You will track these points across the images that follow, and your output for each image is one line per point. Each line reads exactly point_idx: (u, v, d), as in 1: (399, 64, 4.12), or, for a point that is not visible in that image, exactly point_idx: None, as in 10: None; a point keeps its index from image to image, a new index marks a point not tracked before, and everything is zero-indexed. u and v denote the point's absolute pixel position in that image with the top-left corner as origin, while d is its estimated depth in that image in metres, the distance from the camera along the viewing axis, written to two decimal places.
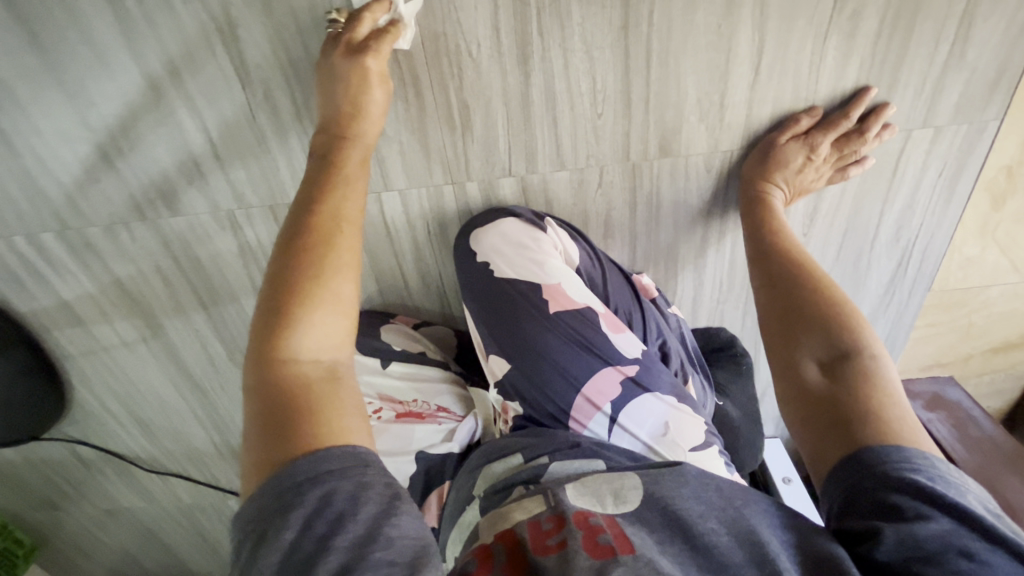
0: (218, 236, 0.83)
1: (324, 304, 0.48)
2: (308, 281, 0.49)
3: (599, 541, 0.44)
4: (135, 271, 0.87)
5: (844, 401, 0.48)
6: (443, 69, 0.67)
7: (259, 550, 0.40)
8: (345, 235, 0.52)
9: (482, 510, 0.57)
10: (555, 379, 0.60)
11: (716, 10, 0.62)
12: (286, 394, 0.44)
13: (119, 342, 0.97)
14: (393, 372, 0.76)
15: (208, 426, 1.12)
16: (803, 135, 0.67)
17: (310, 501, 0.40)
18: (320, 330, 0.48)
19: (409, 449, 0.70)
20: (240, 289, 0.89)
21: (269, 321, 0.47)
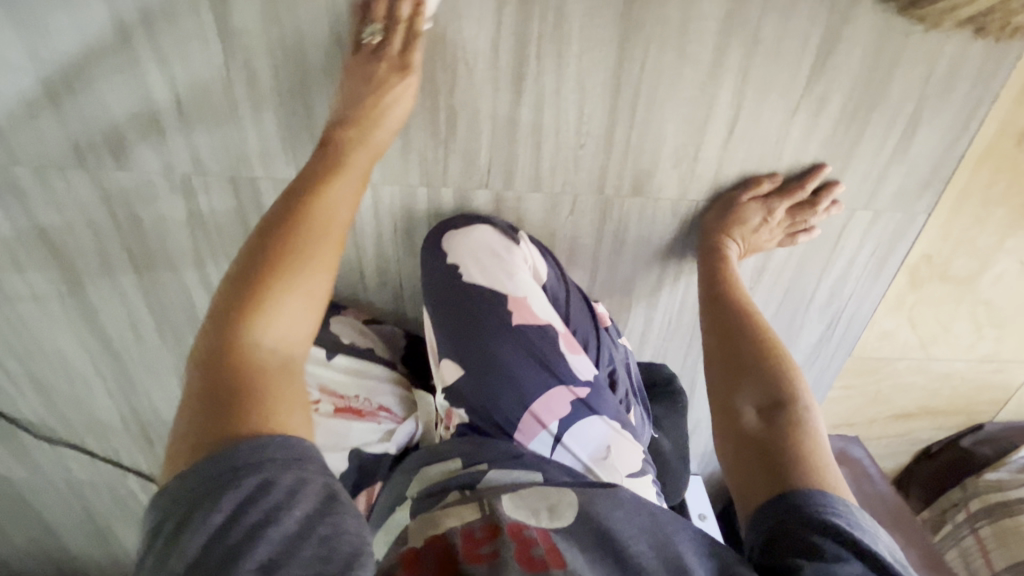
0: (166, 199, 0.77)
1: (295, 293, 0.49)
2: (277, 267, 0.50)
3: (531, 554, 0.44)
4: (63, 222, 0.80)
5: (773, 443, 0.52)
6: (436, 73, 0.67)
7: (186, 528, 0.39)
8: (317, 225, 0.53)
9: (412, 512, 0.56)
10: (506, 392, 0.60)
11: (703, 69, 0.65)
12: (237, 383, 0.44)
13: (29, 296, 0.88)
14: (337, 363, 0.73)
15: (117, 399, 1.03)
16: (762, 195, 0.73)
17: (245, 488, 0.39)
18: (285, 317, 0.48)
19: (341, 447, 0.68)
20: (181, 258, 0.83)
21: (237, 306, 0.48)
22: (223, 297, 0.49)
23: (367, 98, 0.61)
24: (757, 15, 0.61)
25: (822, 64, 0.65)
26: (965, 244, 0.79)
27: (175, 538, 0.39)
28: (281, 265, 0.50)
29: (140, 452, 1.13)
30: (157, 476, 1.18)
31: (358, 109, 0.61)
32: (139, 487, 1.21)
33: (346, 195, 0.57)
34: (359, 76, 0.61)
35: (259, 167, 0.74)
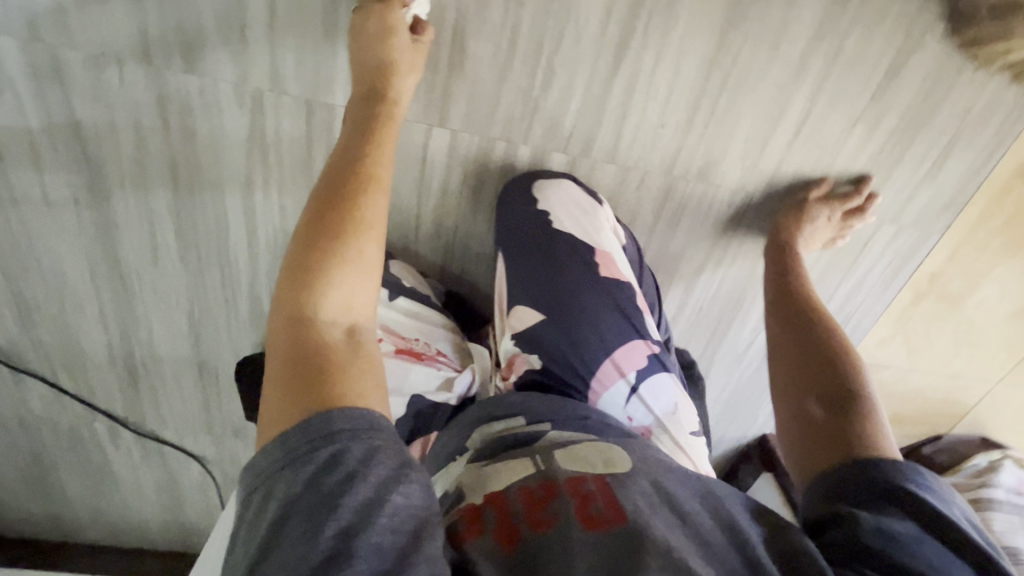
0: (230, 112, 0.73)
1: (350, 272, 0.48)
2: (325, 243, 0.49)
3: (590, 510, 0.45)
4: (105, 120, 0.73)
5: (842, 416, 0.56)
6: (546, 30, 0.68)
7: (270, 495, 0.40)
8: (360, 200, 0.51)
9: (466, 464, 0.55)
10: (592, 339, 0.61)
11: (788, 70, 0.71)
12: (307, 361, 0.44)
13: (41, 198, 0.80)
14: (397, 305, 0.71)
15: (111, 328, 0.95)
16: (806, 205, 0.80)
17: (320, 458, 0.40)
18: (345, 293, 0.47)
19: (400, 392, 0.65)
20: (229, 180, 0.79)
21: (295, 288, 0.47)
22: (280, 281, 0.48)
23: (375, 68, 0.60)
24: (846, 27, 0.68)
25: (888, 84, 0.72)
26: (962, 268, 0.90)
27: (265, 508, 0.40)
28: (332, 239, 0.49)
29: (120, 392, 1.04)
30: (132, 420, 1.09)
31: (375, 65, 0.60)
32: (108, 432, 1.11)
33: (381, 162, 0.55)
34: (365, 42, 0.61)
35: (341, 95, 0.72)
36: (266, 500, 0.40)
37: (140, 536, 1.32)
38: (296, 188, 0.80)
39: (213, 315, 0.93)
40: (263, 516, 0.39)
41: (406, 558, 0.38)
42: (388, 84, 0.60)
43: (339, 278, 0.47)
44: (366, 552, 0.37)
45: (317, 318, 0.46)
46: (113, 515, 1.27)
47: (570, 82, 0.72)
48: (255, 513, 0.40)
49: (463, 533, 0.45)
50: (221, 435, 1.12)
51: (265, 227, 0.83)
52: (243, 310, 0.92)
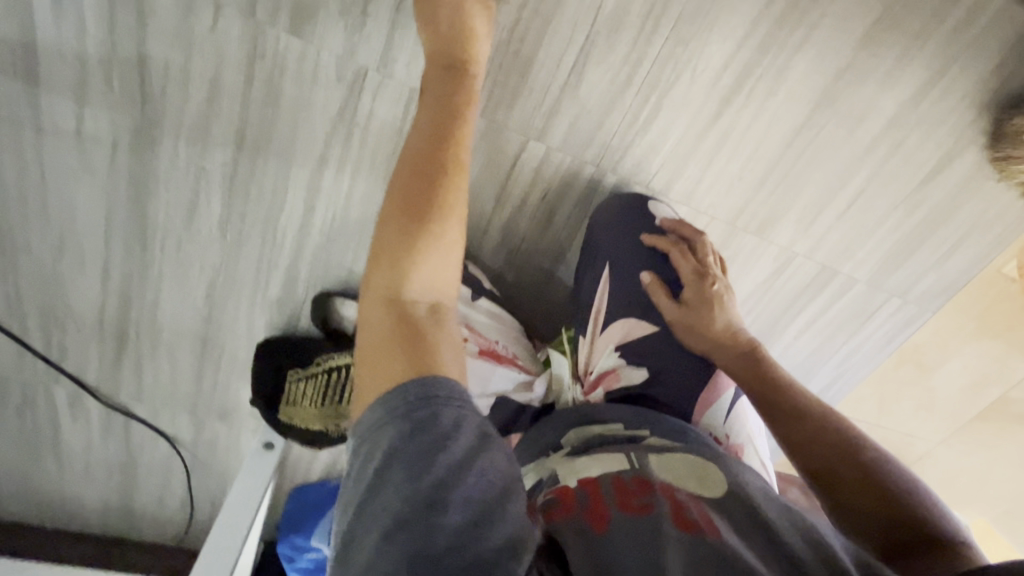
0: (324, 84, 0.69)
1: (438, 237, 0.44)
2: (416, 202, 0.45)
3: (685, 514, 0.41)
4: (179, 64, 0.66)
5: (853, 445, 0.54)
6: (664, 72, 0.71)
7: (369, 441, 0.38)
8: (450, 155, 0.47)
9: (560, 456, 0.55)
10: (689, 365, 0.65)
11: (857, 151, 0.79)
12: (399, 328, 0.41)
13: (73, 131, 0.70)
14: (479, 307, 0.77)
15: (110, 286, 0.84)
16: (675, 246, 0.71)
17: (416, 416, 0.37)
18: (433, 259, 0.44)
19: (486, 394, 0.69)
20: (300, 152, 0.73)
21: (386, 249, 0.43)
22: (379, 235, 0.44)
23: (447, 20, 0.56)
24: (912, 125, 0.77)
25: (931, 179, 0.82)
26: (940, 343, 1.03)
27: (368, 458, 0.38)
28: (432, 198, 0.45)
29: (99, 358, 0.92)
30: (102, 390, 0.97)
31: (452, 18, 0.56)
32: (69, 400, 0.98)
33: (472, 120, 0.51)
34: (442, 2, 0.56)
35: None
36: (367, 458, 0.38)
37: (72, 519, 1.16)
38: (371, 174, 0.75)
39: (238, 289, 0.86)
40: (367, 465, 0.37)
41: (494, 513, 0.35)
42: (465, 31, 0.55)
43: (433, 242, 0.44)
44: (451, 504, 0.35)
45: (406, 281, 0.42)
46: (44, 492, 1.11)
47: (670, 124, 0.75)
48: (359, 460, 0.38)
49: (551, 511, 0.44)
50: (205, 418, 1.02)
51: (325, 207, 0.78)
52: (273, 288, 0.86)
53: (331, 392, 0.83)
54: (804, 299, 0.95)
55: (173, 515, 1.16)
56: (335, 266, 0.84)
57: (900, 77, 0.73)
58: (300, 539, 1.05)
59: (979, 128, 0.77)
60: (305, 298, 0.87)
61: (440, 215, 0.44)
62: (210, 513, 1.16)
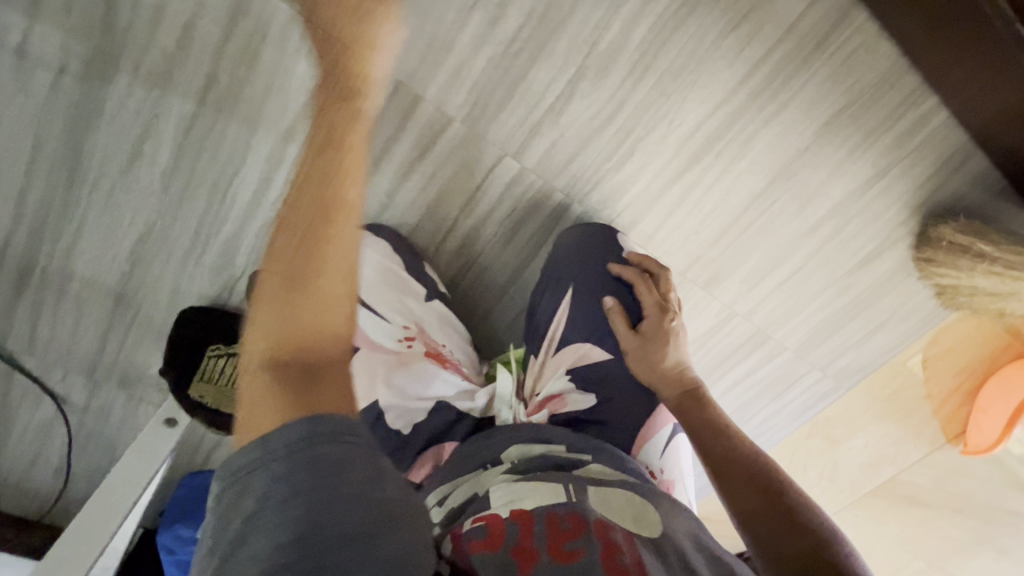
0: (307, 58, 0.67)
1: (322, 270, 0.41)
2: (283, 258, 0.42)
3: (615, 560, 0.41)
4: (154, 2, 0.62)
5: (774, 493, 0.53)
6: (642, 118, 0.73)
7: (241, 491, 0.36)
8: (302, 205, 0.43)
9: (500, 473, 0.54)
10: (630, 398, 0.67)
11: (802, 228, 0.84)
12: (284, 363, 0.39)
13: (15, 47, 0.64)
14: (432, 307, 0.76)
15: (23, 221, 0.76)
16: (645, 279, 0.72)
17: (295, 458, 0.36)
18: (313, 310, 0.41)
19: (425, 397, 0.65)
20: (268, 120, 0.70)
21: (260, 308, 0.41)
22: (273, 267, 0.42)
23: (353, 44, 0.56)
24: (853, 213, 0.83)
25: (861, 266, 0.88)
26: (846, 418, 1.11)
27: (241, 503, 0.36)
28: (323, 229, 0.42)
29: None
30: None
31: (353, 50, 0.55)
32: None
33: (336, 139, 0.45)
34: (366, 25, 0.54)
35: (432, 90, 0.70)
36: (238, 499, 0.36)
37: None
38: None
39: (169, 250, 0.80)
40: (234, 514, 0.35)
41: (373, 536, 0.34)
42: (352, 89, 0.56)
43: (313, 288, 0.41)
44: (333, 542, 0.33)
45: (293, 319, 0.40)
46: None
47: (640, 168, 0.77)
48: (229, 503, 0.36)
49: (478, 541, 0.43)
50: (103, 382, 0.93)
51: (283, 181, 0.75)
52: (209, 256, 0.81)
53: None
54: (737, 357, 1.00)
55: (40, 486, 1.04)
56: None
57: (849, 168, 0.79)
58: (184, 529, 0.97)
59: (907, 228, 0.85)
60: (243, 272, 0.82)
61: (318, 260, 0.41)
62: (86, 488, 1.04)
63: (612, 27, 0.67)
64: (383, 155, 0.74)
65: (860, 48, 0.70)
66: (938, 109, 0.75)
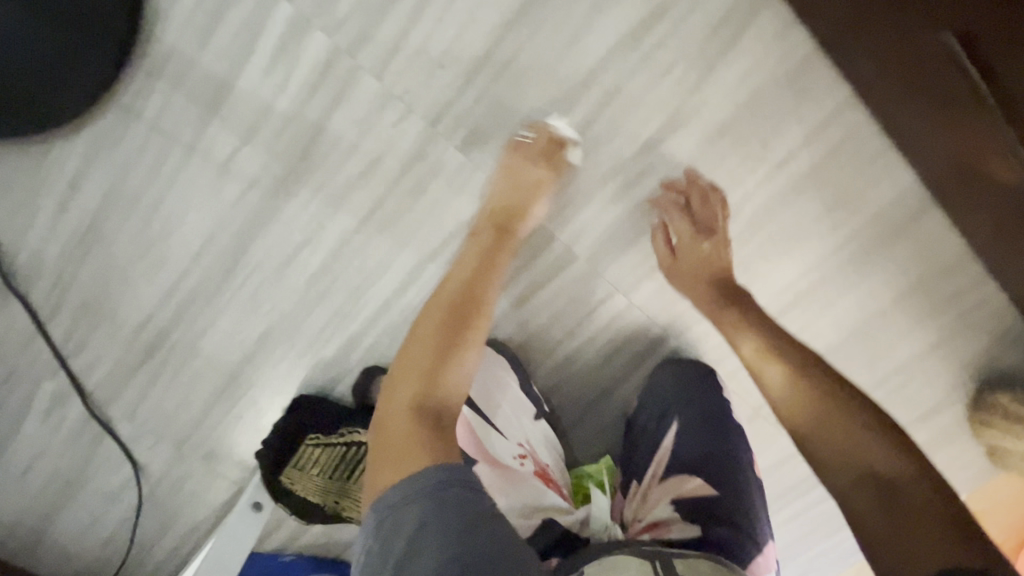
0: (465, 197, 0.77)
1: (443, 357, 0.64)
2: (420, 348, 0.64)
3: None
4: (351, 141, 0.73)
5: (873, 463, 0.63)
6: (741, 274, 0.83)
7: (397, 514, 0.52)
8: (429, 314, 0.67)
9: (596, 553, 0.61)
10: (738, 535, 0.72)
11: (870, 380, 0.92)
12: (416, 419, 0.59)
13: (221, 161, 0.74)
14: (539, 427, 0.84)
15: (170, 299, 0.82)
16: (697, 188, 0.77)
17: (444, 506, 0.51)
18: (446, 386, 0.63)
19: (539, 510, 0.74)
20: (418, 241, 0.79)
21: (406, 382, 0.62)
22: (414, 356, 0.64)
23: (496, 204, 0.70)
24: (916, 371, 0.91)
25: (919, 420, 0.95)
26: None
27: (399, 533, 0.50)
28: (455, 332, 0.66)
29: (114, 364, 0.87)
30: (96, 397, 0.90)
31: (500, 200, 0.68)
32: (52, 397, 0.89)
33: (453, 273, 0.70)
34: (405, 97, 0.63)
35: (565, 232, 0.79)
36: (395, 528, 0.51)
37: None
38: None
39: (293, 339, 0.86)
40: (396, 536, 0.50)
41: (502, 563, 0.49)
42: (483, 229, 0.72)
43: (440, 372, 0.63)
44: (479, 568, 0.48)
45: (427, 391, 0.61)
46: None
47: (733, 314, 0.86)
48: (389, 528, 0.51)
49: None
50: (187, 454, 0.94)
51: (416, 292, 0.83)
52: (328, 349, 0.86)
53: (344, 465, 0.87)
54: (796, 492, 1.03)
55: (83, 553, 1.00)
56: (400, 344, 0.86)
57: (916, 333, 0.88)
58: None
59: (964, 391, 0.93)
60: (354, 366, 0.88)
61: (448, 352, 0.64)
62: (129, 561, 1.01)
63: (730, 200, 0.78)
64: (511, 281, 0.82)
65: (933, 238, 0.82)
66: (994, 294, 0.86)
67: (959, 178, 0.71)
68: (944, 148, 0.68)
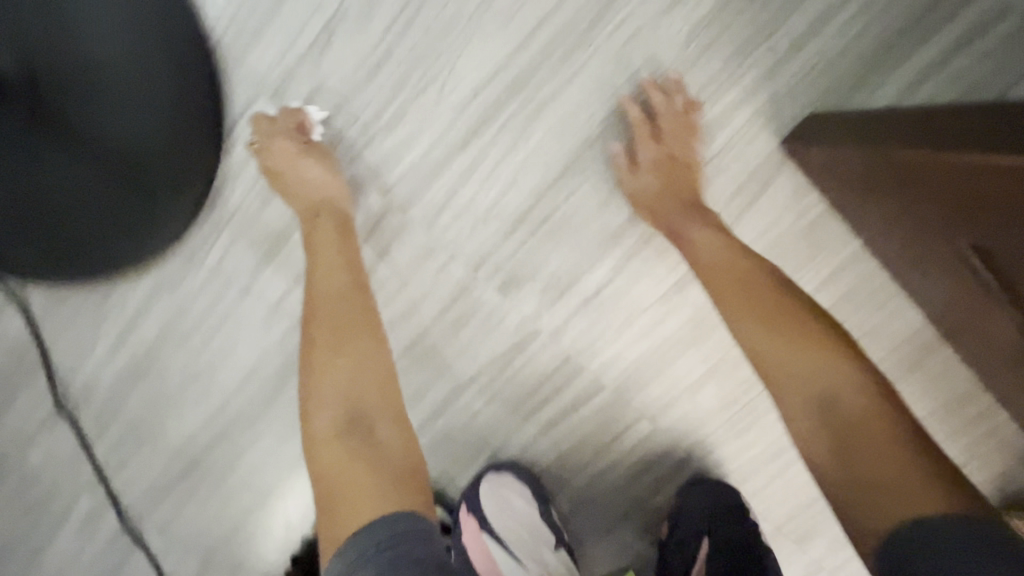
0: (500, 333, 0.81)
1: (335, 384, 0.62)
2: (325, 364, 0.63)
3: None
4: (396, 284, 0.79)
5: (838, 397, 0.58)
6: (762, 404, 0.86)
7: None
8: (324, 318, 0.66)
9: None
10: None
11: None
12: (341, 460, 0.57)
13: (273, 301, 0.79)
14: (559, 556, 0.86)
15: (212, 422, 0.85)
16: (674, 102, 0.69)
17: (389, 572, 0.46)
18: (363, 394, 0.62)
19: None
20: (454, 371, 0.84)
21: (319, 407, 0.61)
22: (318, 395, 0.62)
23: (326, 225, 0.71)
24: None
25: None
26: None
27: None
28: (329, 362, 0.63)
29: (151, 482, 0.89)
30: (131, 512, 0.91)
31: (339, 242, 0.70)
32: (88, 512, 0.91)
33: (326, 264, 0.69)
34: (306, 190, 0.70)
35: (595, 364, 0.83)
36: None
37: None
38: (505, 403, 0.85)
39: None
40: None
41: None
42: (345, 234, 0.71)
43: (334, 405, 0.61)
44: None
45: (327, 428, 0.59)
46: None
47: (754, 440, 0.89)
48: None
49: None
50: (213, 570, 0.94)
51: (450, 416, 0.86)
52: None
53: None
54: None
55: None
56: (432, 462, 0.90)
57: None
58: None
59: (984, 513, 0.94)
60: None
61: (341, 374, 0.63)
62: None
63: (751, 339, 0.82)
64: (541, 407, 0.86)
65: (944, 371, 0.86)
66: (1011, 424, 0.88)
67: (952, 329, 0.75)
68: (935, 302, 0.73)
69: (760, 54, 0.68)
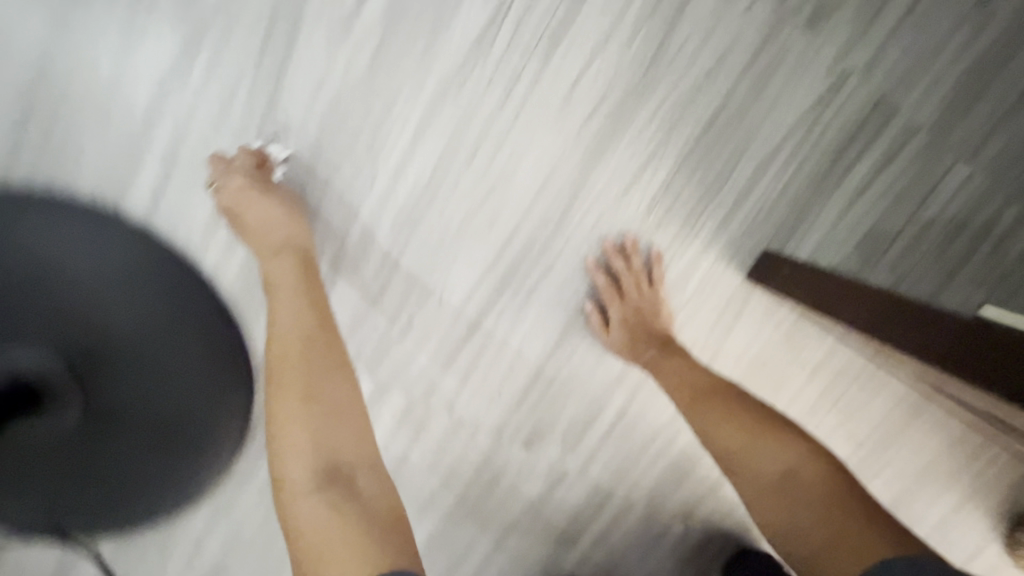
0: (531, 480, 0.89)
1: (294, 420, 0.65)
2: (286, 416, 0.66)
3: None
4: (430, 460, 0.86)
5: (799, 471, 0.66)
6: None
7: None
8: (291, 373, 0.67)
9: None
10: None
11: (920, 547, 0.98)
12: (314, 496, 0.61)
13: None
14: None
15: None
16: (630, 266, 0.77)
17: None
18: (335, 444, 0.66)
19: None
20: (496, 519, 0.91)
21: (290, 457, 0.64)
22: (284, 431, 0.65)
23: (285, 244, 0.71)
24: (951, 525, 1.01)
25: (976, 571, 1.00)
26: None
27: None
28: (281, 408, 0.66)
29: None
30: None
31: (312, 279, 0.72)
32: None
33: (289, 318, 0.69)
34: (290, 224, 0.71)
35: (622, 487, 0.91)
36: None
37: None
38: (547, 536, 0.93)
39: None
40: None
41: None
42: (295, 252, 0.72)
43: (284, 445, 0.64)
44: None
45: (286, 473, 0.63)
46: None
47: None
48: None
49: None
50: None
51: (500, 559, 0.93)
52: None
53: None
54: None
55: None
56: None
57: (941, 497, 0.98)
58: None
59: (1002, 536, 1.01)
60: None
61: (291, 418, 0.65)
62: None
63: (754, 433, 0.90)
64: (583, 532, 0.93)
65: (936, 424, 0.93)
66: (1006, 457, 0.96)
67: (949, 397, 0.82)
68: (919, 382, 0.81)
69: (711, 210, 0.77)
